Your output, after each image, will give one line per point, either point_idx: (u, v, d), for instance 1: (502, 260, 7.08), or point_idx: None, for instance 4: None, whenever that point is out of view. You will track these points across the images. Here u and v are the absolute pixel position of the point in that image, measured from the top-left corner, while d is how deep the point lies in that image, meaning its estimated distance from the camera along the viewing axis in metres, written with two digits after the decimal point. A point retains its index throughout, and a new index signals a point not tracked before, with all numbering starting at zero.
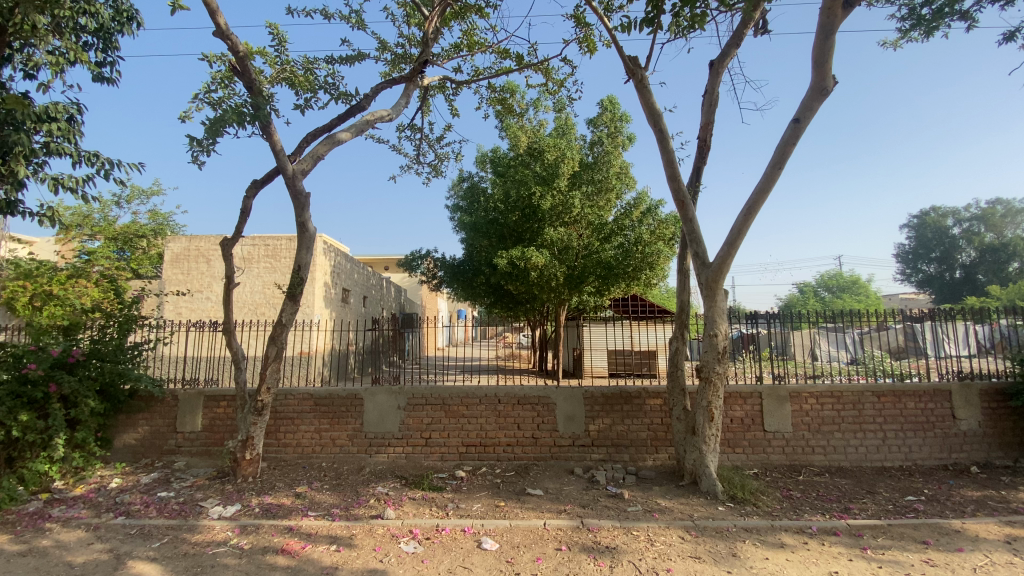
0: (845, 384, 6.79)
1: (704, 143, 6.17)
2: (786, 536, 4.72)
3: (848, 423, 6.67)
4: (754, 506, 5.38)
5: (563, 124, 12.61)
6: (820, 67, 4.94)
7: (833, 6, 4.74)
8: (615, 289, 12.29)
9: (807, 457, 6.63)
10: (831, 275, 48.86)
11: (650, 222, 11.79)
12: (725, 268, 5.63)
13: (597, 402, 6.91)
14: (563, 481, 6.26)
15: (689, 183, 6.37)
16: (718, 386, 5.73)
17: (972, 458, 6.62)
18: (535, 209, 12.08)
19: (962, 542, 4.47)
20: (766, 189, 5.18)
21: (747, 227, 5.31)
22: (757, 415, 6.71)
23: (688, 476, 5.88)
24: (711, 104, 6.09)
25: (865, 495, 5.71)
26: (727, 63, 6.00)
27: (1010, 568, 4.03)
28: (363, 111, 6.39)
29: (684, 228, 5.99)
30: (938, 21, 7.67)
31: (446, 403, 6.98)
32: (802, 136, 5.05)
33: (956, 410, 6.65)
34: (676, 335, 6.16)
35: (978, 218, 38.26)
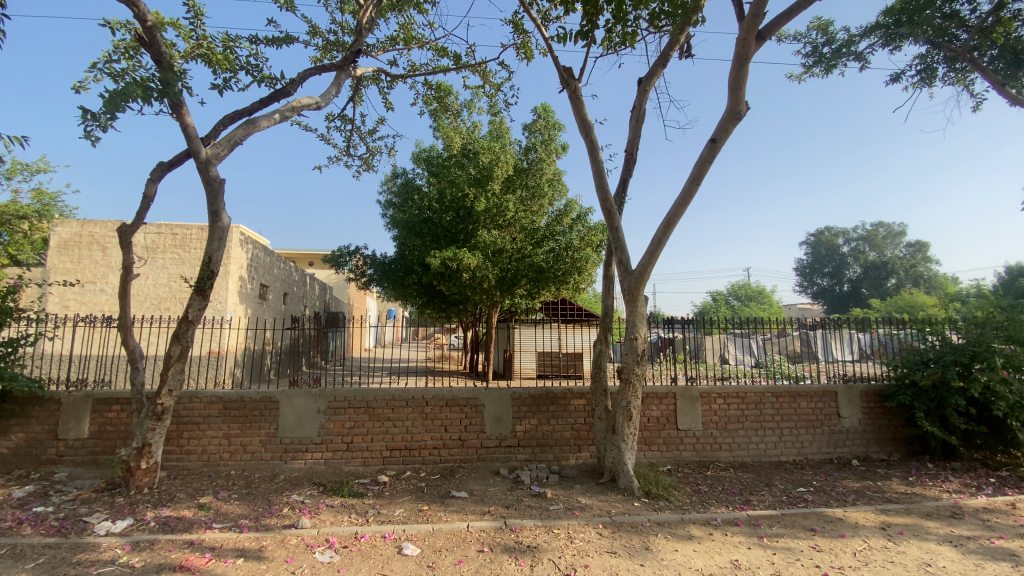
0: (749, 386, 7.38)
1: (631, 156, 6.46)
2: (693, 528, 5.03)
3: (752, 421, 7.24)
4: (667, 500, 5.70)
5: (499, 127, 12.70)
6: (735, 92, 5.33)
7: (748, 38, 5.15)
8: (546, 292, 12.56)
9: (714, 453, 7.13)
10: (740, 285, 52.87)
11: (580, 228, 12.20)
12: (646, 276, 5.91)
13: (525, 403, 7.00)
14: (488, 483, 6.26)
15: (616, 193, 6.63)
16: (638, 386, 6.00)
17: (853, 452, 7.42)
18: (469, 211, 12.08)
19: (844, 529, 4.99)
20: (685, 203, 5.51)
21: (667, 237, 5.62)
22: (672, 415, 7.12)
23: (607, 474, 6.10)
24: (639, 119, 6.39)
25: (763, 488, 6.22)
26: (653, 81, 6.33)
27: (882, 551, 4.53)
28: (288, 97, 6.04)
29: (610, 236, 6.25)
30: (836, 60, 8.59)
31: (370, 406, 6.75)
32: (718, 156, 5.42)
33: (841, 409, 7.44)
34: (600, 338, 6.41)
35: (863, 239, 43.03)
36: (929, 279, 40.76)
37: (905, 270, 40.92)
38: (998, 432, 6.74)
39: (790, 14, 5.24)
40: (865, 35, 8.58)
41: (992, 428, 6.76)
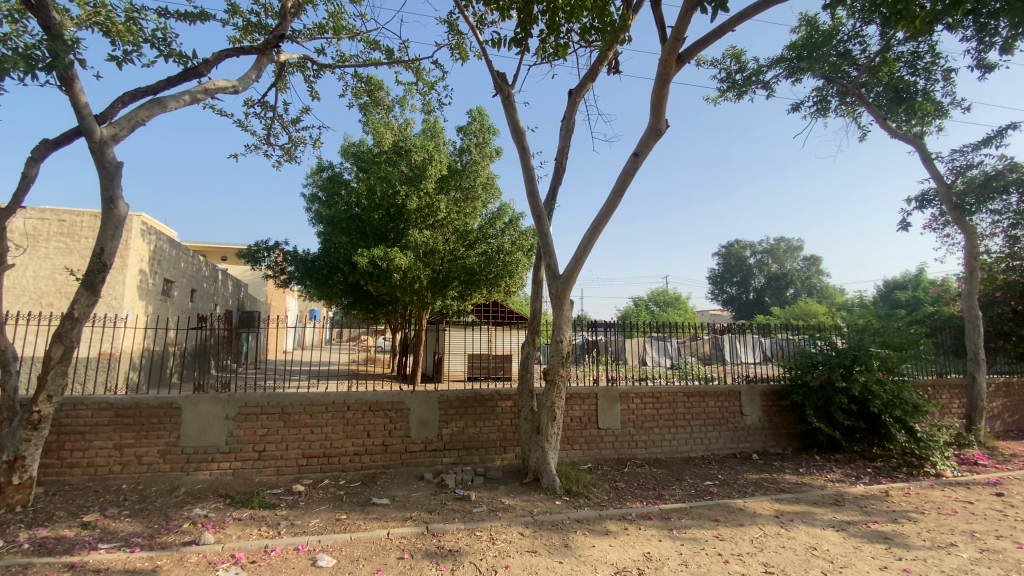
0: (663, 386, 7.83)
1: (560, 164, 6.65)
2: (610, 523, 5.25)
3: (665, 420, 7.69)
4: (586, 498, 5.90)
5: (433, 126, 12.55)
6: (656, 110, 5.66)
7: (669, 60, 5.49)
8: (478, 294, 12.58)
9: (631, 451, 7.49)
10: (659, 292, 55.95)
11: (512, 232, 12.36)
12: (572, 280, 6.10)
13: (452, 406, 6.95)
14: (411, 488, 6.15)
15: (546, 200, 6.79)
16: (562, 388, 6.17)
17: (753, 447, 8.09)
18: (400, 209, 11.82)
19: (743, 518, 5.42)
20: (609, 213, 5.76)
21: (592, 244, 5.84)
22: (593, 414, 7.40)
23: (531, 474, 6.22)
24: (568, 129, 6.59)
25: (674, 482, 6.62)
26: (583, 94, 6.57)
27: (775, 537, 4.97)
28: (200, 78, 5.60)
29: (539, 241, 6.38)
30: (746, 87, 9.35)
31: (285, 411, 6.39)
32: (640, 169, 5.72)
33: (744, 407, 8.09)
34: (528, 340, 6.53)
35: (767, 252, 47.11)
36: (820, 290, 45.56)
37: (801, 281, 45.39)
38: (875, 428, 7.51)
39: (706, 41, 5.64)
40: (772, 66, 9.44)
41: (870, 423, 7.52)
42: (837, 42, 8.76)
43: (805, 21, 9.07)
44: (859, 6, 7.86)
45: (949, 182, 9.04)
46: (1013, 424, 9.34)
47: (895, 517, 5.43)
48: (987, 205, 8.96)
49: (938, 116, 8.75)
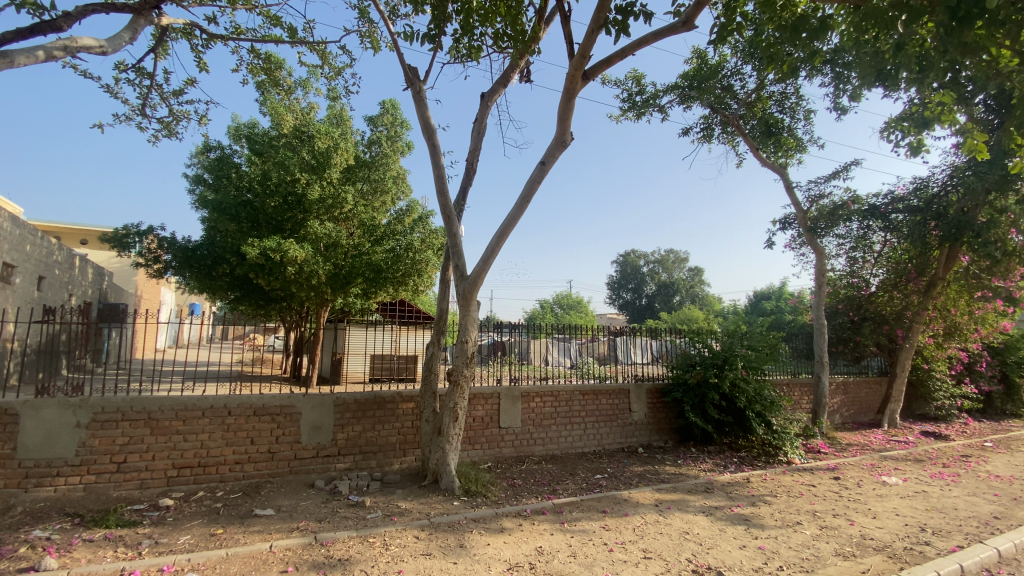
0: (562, 385, 8.17)
1: (471, 165, 6.69)
2: (506, 521, 5.37)
3: (562, 417, 8.04)
4: (484, 497, 5.98)
5: (339, 114, 11.97)
6: (563, 122, 5.91)
7: (575, 76, 5.77)
8: (383, 292, 12.19)
9: (530, 448, 7.72)
10: (564, 296, 58.31)
11: (421, 230, 11.95)
12: (479, 282, 6.17)
13: (349, 409, 6.66)
14: (300, 497, 5.80)
15: (456, 200, 6.80)
16: (465, 388, 6.20)
17: (639, 441, 8.72)
18: (299, 198, 11.08)
19: (628, 508, 5.83)
20: (516, 217, 5.93)
21: (500, 247, 5.96)
22: (495, 414, 7.52)
23: (430, 476, 6.18)
24: (480, 131, 6.66)
25: (567, 477, 6.94)
26: (495, 98, 6.68)
27: (654, 524, 5.41)
28: (60, 34, 4.84)
29: (448, 241, 6.37)
30: (644, 109, 10.10)
31: (153, 418, 5.70)
32: (546, 178, 5.95)
33: (632, 404, 8.72)
34: (433, 341, 6.49)
35: (658, 262, 51.14)
36: (702, 298, 50.35)
37: (686, 289, 49.82)
38: (740, 422, 8.43)
39: (610, 61, 6.00)
40: (667, 92, 10.29)
41: (737, 418, 8.44)
42: (722, 77, 9.79)
43: (696, 54, 10.01)
44: (740, 48, 8.84)
45: (806, 208, 10.47)
46: (849, 417, 11.01)
47: (754, 501, 6.16)
48: (834, 229, 10.52)
49: (798, 151, 10.08)
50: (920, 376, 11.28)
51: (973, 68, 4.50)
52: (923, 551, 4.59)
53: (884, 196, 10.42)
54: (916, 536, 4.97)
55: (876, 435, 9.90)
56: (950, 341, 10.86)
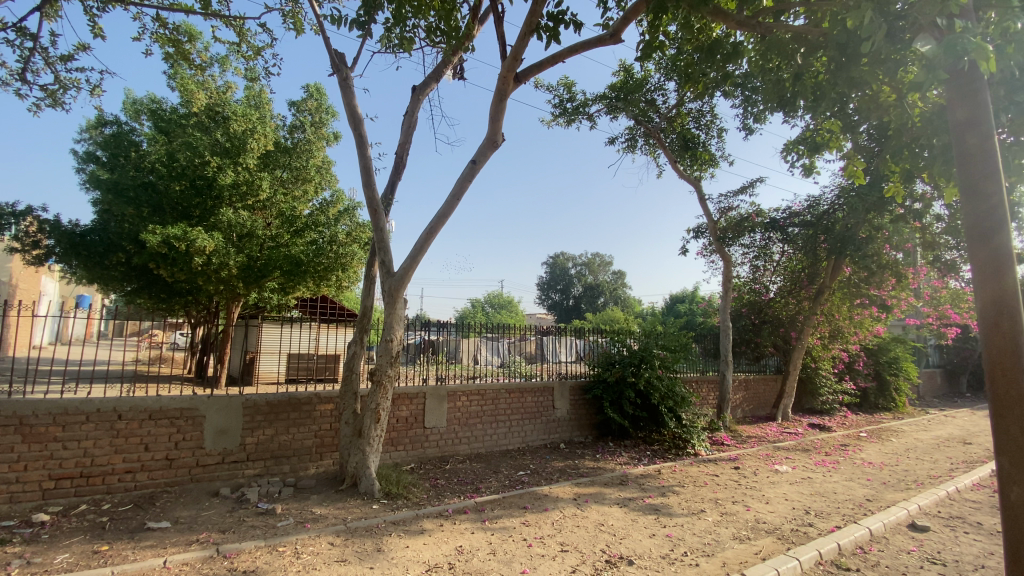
0: (488, 384, 8.19)
1: (399, 159, 6.54)
2: (426, 522, 5.29)
3: (488, 415, 8.07)
4: (405, 499, 5.86)
5: (258, 95, 11.21)
6: (494, 123, 5.93)
7: (507, 78, 5.81)
8: (302, 287, 11.58)
9: (454, 447, 7.68)
10: (495, 295, 58.65)
11: (347, 222, 11.58)
12: (406, 279, 6.05)
13: (260, 412, 6.26)
14: (202, 507, 5.36)
15: (384, 194, 6.63)
16: (388, 388, 6.04)
17: (561, 437, 8.96)
18: (210, 183, 10.25)
19: (547, 503, 5.97)
20: (445, 215, 5.89)
21: (428, 244, 5.89)
22: (420, 414, 7.40)
23: (348, 480, 5.96)
24: (410, 125, 6.53)
25: (491, 475, 6.98)
26: (426, 93, 6.58)
27: (571, 517, 5.58)
28: None
29: (374, 236, 6.18)
30: (574, 116, 10.38)
31: (25, 423, 5.02)
32: (476, 177, 5.94)
33: (555, 401, 8.94)
34: (355, 339, 6.26)
35: (586, 264, 52.92)
36: (626, 300, 52.74)
37: (611, 291, 51.89)
38: (654, 417, 8.91)
39: (542, 66, 6.11)
40: (596, 101, 10.67)
41: (651, 414, 8.92)
42: (646, 91, 10.31)
43: (623, 67, 10.46)
44: (663, 64, 9.35)
45: (716, 218, 11.31)
46: (749, 412, 12.04)
47: (664, 491, 6.55)
48: (740, 239, 11.45)
49: (711, 165, 10.83)
50: (810, 374, 12.55)
51: (858, 101, 5.05)
52: (807, 531, 5.10)
53: (782, 211, 11.50)
54: (801, 518, 5.52)
55: (771, 428, 10.90)
56: (834, 343, 12.17)
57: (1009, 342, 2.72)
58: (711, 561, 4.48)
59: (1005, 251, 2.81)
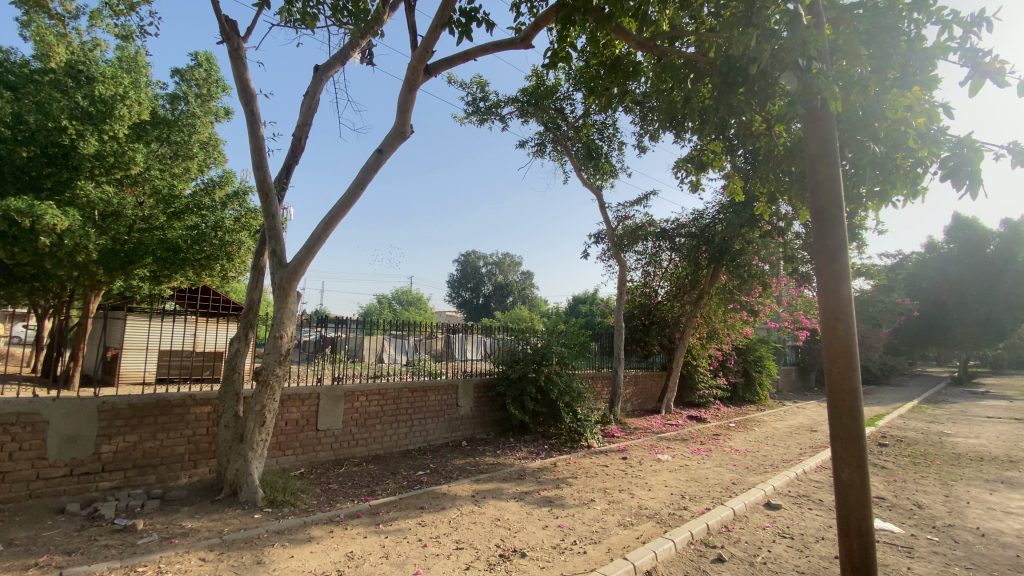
0: (389, 383, 7.97)
1: (297, 143, 6.13)
2: (314, 529, 5.01)
3: (388, 415, 7.84)
4: (292, 506, 5.49)
5: (132, 57, 9.90)
6: (402, 113, 5.77)
7: (417, 69, 5.68)
8: (178, 276, 10.43)
9: (350, 450, 7.35)
10: (403, 291, 57.22)
11: (235, 207, 10.48)
12: (300, 272, 5.67)
13: (121, 416, 5.51)
14: (41, 527, 4.60)
15: (278, 178, 6.17)
16: (276, 389, 5.63)
17: (464, 435, 8.96)
18: (68, 152, 8.86)
19: (445, 502, 5.93)
20: (346, 205, 5.62)
21: (326, 235, 5.60)
22: (312, 415, 6.99)
23: (226, 488, 5.47)
24: (311, 106, 6.14)
25: (389, 476, 6.78)
26: (330, 74, 6.23)
27: (468, 514, 5.59)
28: None
29: (265, 223, 5.73)
30: (487, 116, 10.44)
31: None
32: (382, 167, 5.74)
33: (459, 399, 8.92)
34: (238, 335, 5.76)
35: (496, 264, 53.45)
36: (534, 300, 54.12)
37: (520, 291, 52.94)
38: (552, 411, 9.26)
39: (453, 61, 6.04)
40: (508, 103, 10.81)
41: (550, 409, 9.25)
42: (555, 98, 10.65)
43: (535, 73, 10.70)
44: (572, 75, 9.72)
45: (615, 225, 12.02)
46: (637, 405, 12.93)
47: (558, 483, 6.83)
48: (635, 246, 12.28)
49: (612, 175, 11.46)
50: (690, 370, 13.81)
51: (736, 127, 5.62)
52: (682, 515, 5.57)
53: (672, 222, 12.51)
54: (678, 502, 6.05)
55: (656, 420, 11.81)
56: (711, 343, 13.52)
57: (843, 345, 3.18)
58: (597, 547, 4.72)
59: (843, 267, 3.27)
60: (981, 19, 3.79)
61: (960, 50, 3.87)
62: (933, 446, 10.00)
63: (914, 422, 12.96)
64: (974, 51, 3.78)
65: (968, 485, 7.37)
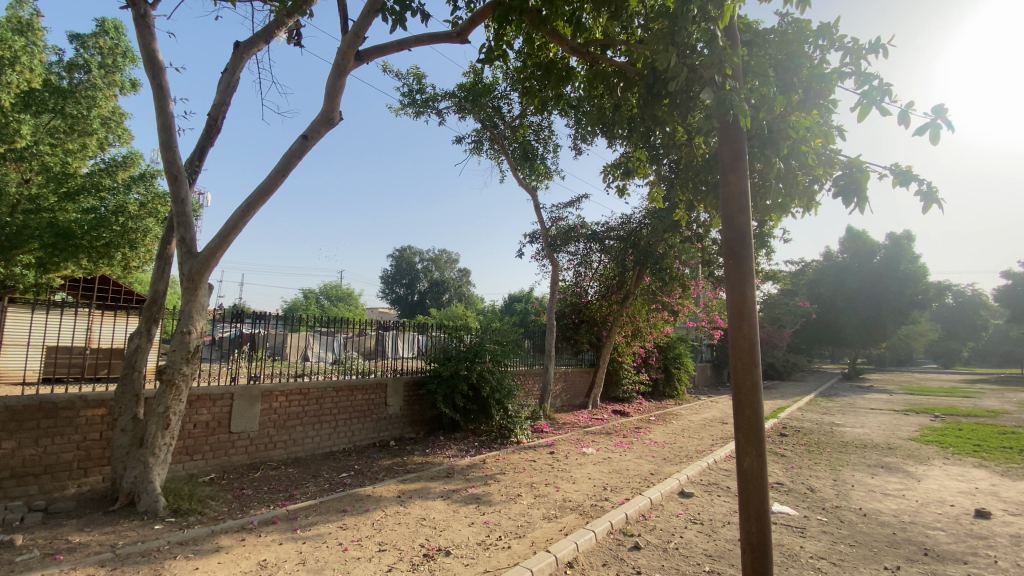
0: (312, 382, 7.62)
1: (213, 123, 5.69)
2: (224, 538, 4.69)
3: (309, 416, 7.50)
4: (198, 515, 5.09)
5: (20, 16, 8.73)
6: (331, 99, 5.53)
7: (347, 53, 5.46)
8: (69, 264, 9.44)
9: (267, 453, 6.95)
10: (333, 286, 54.94)
11: (140, 191, 9.60)
12: (212, 262, 5.28)
13: None
14: None
15: (189, 160, 5.70)
16: (182, 389, 5.20)
17: (392, 435, 8.76)
18: None
19: (369, 504, 5.77)
20: (267, 192, 5.31)
21: (243, 224, 5.25)
22: (225, 417, 6.54)
23: (122, 498, 4.98)
24: (230, 85, 5.73)
25: (309, 480, 6.48)
26: (252, 52, 5.84)
27: (392, 515, 5.47)
28: None
29: (172, 208, 5.27)
30: (424, 109, 10.25)
31: None
32: (307, 154, 5.47)
33: (388, 398, 8.70)
34: (139, 331, 5.28)
35: (432, 260, 52.68)
36: (469, 298, 53.95)
37: (456, 288, 52.52)
38: (483, 408, 9.27)
39: (385, 50, 5.87)
40: (444, 97, 10.69)
41: (481, 406, 9.26)
42: (493, 96, 10.66)
43: (473, 70, 10.65)
44: (509, 75, 9.79)
45: (549, 226, 12.26)
46: (567, 401, 13.28)
47: (486, 480, 6.86)
48: (567, 246, 12.59)
49: (547, 176, 11.65)
50: (615, 366, 14.40)
51: (662, 137, 5.92)
52: (604, 505, 5.79)
53: (602, 224, 12.96)
54: (600, 494, 6.28)
55: (583, 414, 12.21)
56: (635, 341, 14.19)
57: (747, 343, 3.43)
58: (521, 542, 4.79)
59: (749, 271, 3.53)
60: (874, 48, 4.18)
61: (853, 77, 4.28)
62: (824, 435, 11.12)
63: (809, 414, 14.32)
64: (866, 77, 4.18)
65: (853, 469, 8.27)
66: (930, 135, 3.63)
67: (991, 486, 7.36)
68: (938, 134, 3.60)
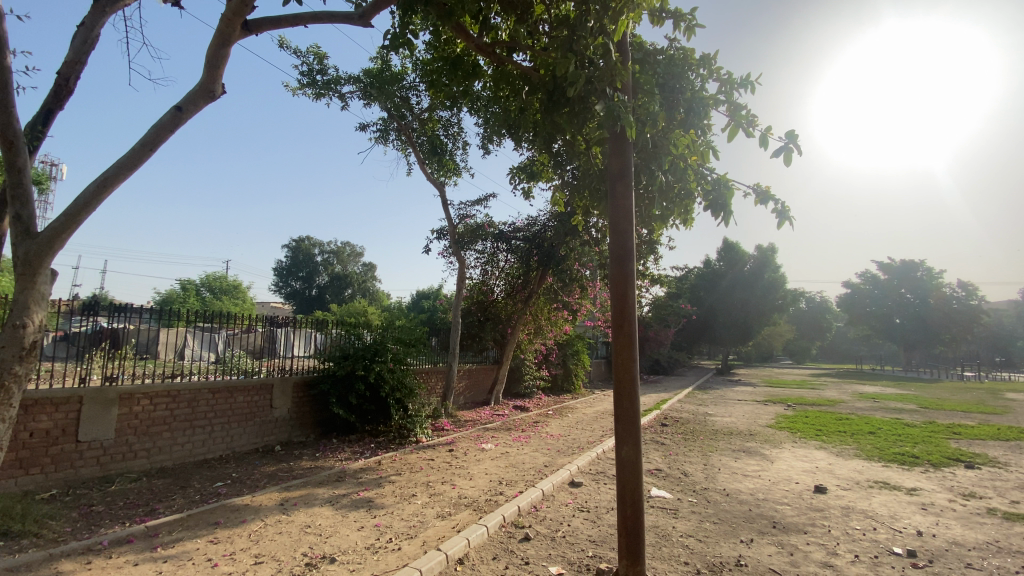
0: (184, 383, 6.87)
1: (63, 82, 4.91)
2: (64, 563, 4.07)
3: (180, 421, 6.76)
4: (33, 537, 4.37)
5: None
6: (211, 69, 5.02)
7: (233, 21, 4.99)
8: None
9: (124, 464, 6.16)
10: (217, 277, 50.02)
11: None
12: (57, 244, 4.55)
13: None
14: None
15: (30, 124, 4.88)
16: (13, 392, 4.42)
17: (278, 439, 8.18)
18: None
19: (247, 514, 5.34)
20: (130, 167, 4.69)
21: (98, 202, 4.60)
22: (71, 424, 5.71)
23: None
24: (86, 41, 4.98)
25: (176, 492, 5.84)
26: (116, 7, 5.14)
27: (273, 525, 5.12)
28: None
29: (5, 178, 4.47)
30: (325, 91, 9.69)
31: None
32: (181, 128, 4.92)
33: (274, 400, 8.11)
34: None
35: (333, 253, 49.99)
36: (373, 293, 52.08)
37: (359, 283, 50.39)
38: (381, 409, 8.96)
39: (279, 23, 5.45)
40: (349, 82, 10.20)
41: (379, 406, 8.95)
42: (401, 86, 10.39)
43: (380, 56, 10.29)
44: (417, 66, 9.59)
45: (456, 222, 12.21)
46: (470, 399, 13.28)
47: (379, 482, 6.68)
48: (474, 244, 12.61)
49: (455, 173, 11.61)
50: (517, 363, 14.74)
51: (561, 143, 6.16)
52: (498, 500, 5.92)
53: (509, 224, 13.19)
54: (495, 488, 6.41)
55: (484, 411, 12.34)
56: (536, 338, 14.64)
57: (626, 340, 3.70)
58: (412, 542, 4.74)
59: (630, 274, 3.81)
60: (744, 82, 4.73)
61: (726, 103, 4.79)
62: (699, 424, 12.35)
63: (687, 405, 15.83)
64: (737, 105, 4.71)
65: (720, 454, 9.27)
66: (784, 158, 4.19)
67: (827, 465, 8.66)
68: (790, 158, 4.17)
